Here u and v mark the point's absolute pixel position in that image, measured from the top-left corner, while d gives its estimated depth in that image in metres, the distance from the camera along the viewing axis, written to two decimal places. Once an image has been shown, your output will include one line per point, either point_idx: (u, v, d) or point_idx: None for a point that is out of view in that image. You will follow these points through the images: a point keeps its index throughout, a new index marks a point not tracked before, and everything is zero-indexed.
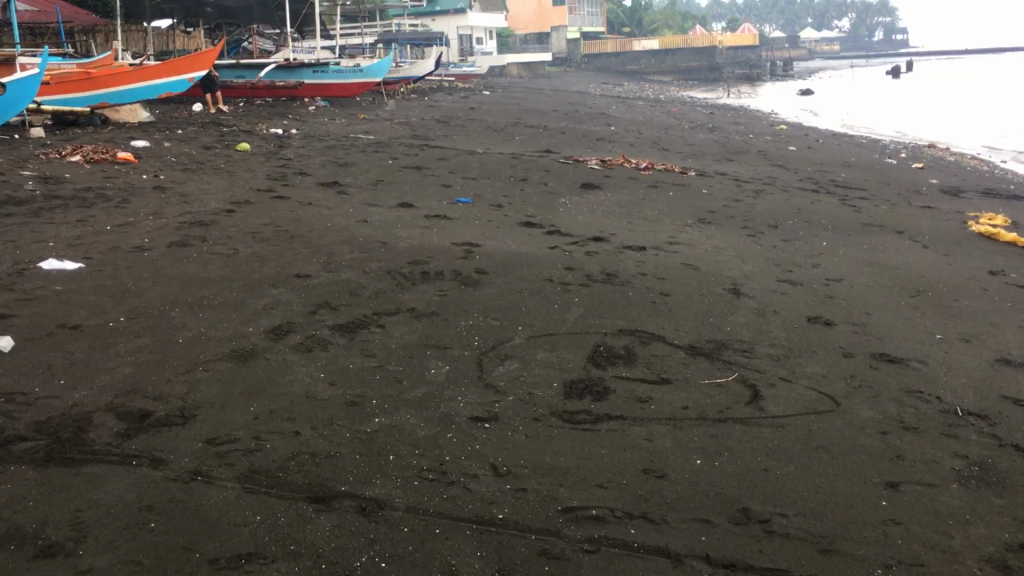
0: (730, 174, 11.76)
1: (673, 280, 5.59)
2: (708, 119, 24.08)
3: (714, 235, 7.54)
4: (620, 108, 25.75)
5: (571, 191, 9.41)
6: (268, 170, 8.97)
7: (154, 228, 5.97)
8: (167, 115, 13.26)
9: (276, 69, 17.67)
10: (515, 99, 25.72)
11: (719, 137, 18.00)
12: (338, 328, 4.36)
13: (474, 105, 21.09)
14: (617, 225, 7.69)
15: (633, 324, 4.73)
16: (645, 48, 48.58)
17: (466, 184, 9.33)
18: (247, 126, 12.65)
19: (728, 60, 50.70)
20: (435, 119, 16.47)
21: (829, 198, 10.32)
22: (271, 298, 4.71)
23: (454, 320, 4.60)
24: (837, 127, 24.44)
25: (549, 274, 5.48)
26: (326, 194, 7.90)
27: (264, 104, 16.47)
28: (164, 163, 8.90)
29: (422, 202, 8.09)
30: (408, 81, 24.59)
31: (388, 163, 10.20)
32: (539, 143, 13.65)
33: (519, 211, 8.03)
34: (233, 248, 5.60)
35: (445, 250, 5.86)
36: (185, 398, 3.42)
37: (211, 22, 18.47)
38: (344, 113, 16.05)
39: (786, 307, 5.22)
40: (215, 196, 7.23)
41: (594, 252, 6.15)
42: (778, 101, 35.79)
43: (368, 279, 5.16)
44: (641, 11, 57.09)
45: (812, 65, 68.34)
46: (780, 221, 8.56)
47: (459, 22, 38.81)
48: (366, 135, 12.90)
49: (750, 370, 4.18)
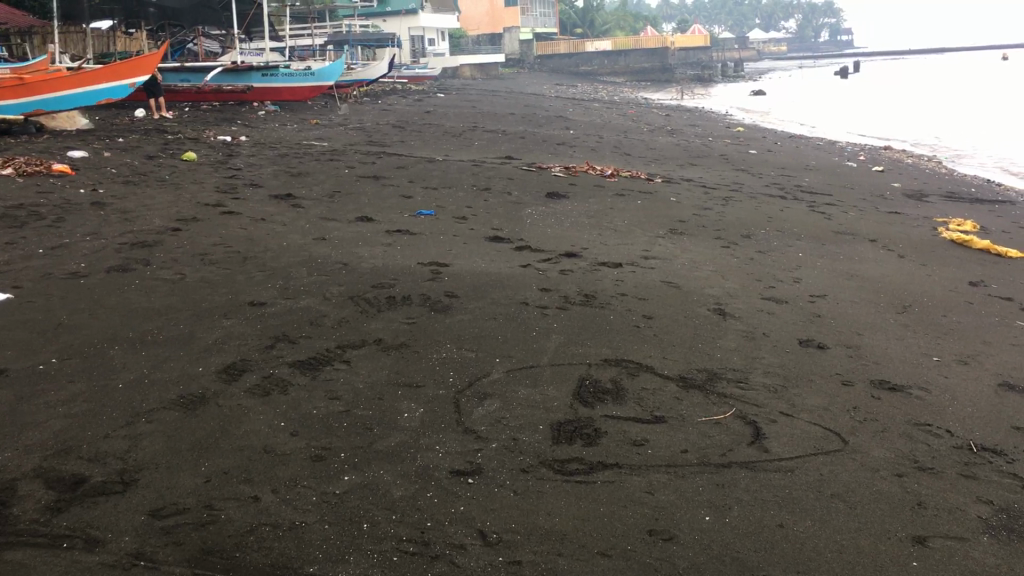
0: (695, 180, 11.51)
1: (654, 301, 5.27)
2: (665, 122, 23.95)
3: (687, 248, 7.27)
4: (576, 111, 25.49)
5: (535, 200, 9.09)
6: (217, 182, 8.51)
7: (93, 251, 5.51)
8: (109, 122, 12.70)
9: (224, 72, 17.12)
10: (471, 102, 25.38)
11: (678, 141, 17.80)
12: (299, 365, 3.97)
13: (429, 109, 20.68)
14: (587, 237, 7.38)
15: (619, 353, 4.40)
16: (598, 49, 48.48)
17: (427, 194, 8.95)
18: (194, 132, 12.15)
19: (681, 61, 50.83)
20: (390, 124, 16.03)
21: (797, 205, 10.12)
22: (224, 332, 4.30)
23: (425, 352, 4.23)
24: (792, 129, 24.40)
25: (523, 297, 5.13)
26: (280, 208, 7.47)
27: (212, 109, 15.91)
28: (104, 175, 8.40)
29: (382, 215, 7.70)
30: (360, 84, 24.09)
31: (345, 173, 9.78)
32: (499, 149, 13.31)
33: (484, 223, 7.68)
34: (180, 273, 5.18)
35: (411, 271, 5.48)
36: (125, 459, 3.00)
37: (155, 23, 17.85)
38: (295, 119, 15.55)
39: (776, 329, 4.94)
40: (159, 212, 6.77)
41: (568, 270, 5.82)
42: (730, 102, 35.87)
43: (329, 306, 4.77)
44: (593, 12, 57.07)
45: (762, 66, 68.91)
46: (752, 231, 8.31)
47: (411, 23, 38.34)
48: (320, 141, 12.47)
49: (747, 405, 3.87)
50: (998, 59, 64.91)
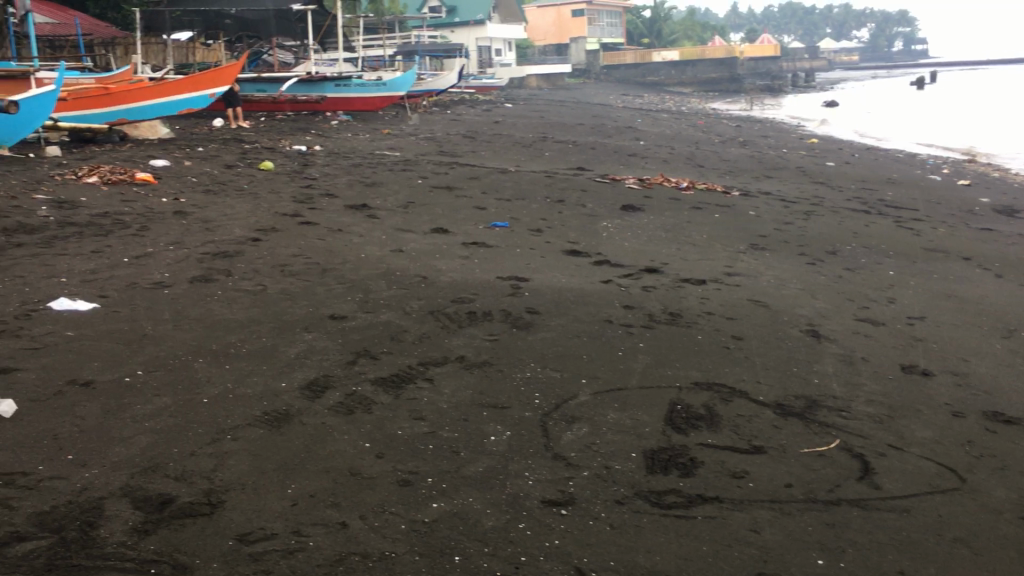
0: (774, 193, 11.22)
1: (743, 320, 5.08)
2: (737, 132, 23.57)
3: (771, 264, 7.05)
4: (645, 121, 25.24)
5: (612, 213, 8.94)
6: (293, 192, 8.53)
7: (175, 260, 5.51)
8: (187, 131, 12.90)
9: (299, 83, 17.31)
10: (540, 112, 25.31)
11: (752, 152, 17.45)
12: (382, 382, 3.88)
13: (498, 119, 20.66)
14: (666, 252, 7.19)
15: (710, 377, 4.22)
16: (666, 59, 48.08)
17: (501, 206, 8.86)
18: (269, 142, 12.26)
19: (750, 71, 50.13)
20: (461, 134, 16.01)
21: (882, 220, 9.79)
22: (305, 346, 4.24)
23: (510, 371, 4.10)
24: (869, 140, 23.79)
25: (606, 315, 4.98)
26: (356, 218, 7.44)
27: (286, 118, 16.09)
28: (185, 183, 8.49)
29: (457, 226, 7.62)
30: (430, 94, 24.19)
31: (418, 183, 9.75)
32: (571, 160, 13.18)
33: (561, 236, 7.56)
34: (260, 284, 5.14)
35: (491, 285, 5.38)
36: (211, 479, 2.93)
37: (232, 34, 18.15)
38: (367, 128, 15.63)
39: (874, 354, 4.71)
40: (239, 222, 6.79)
41: (651, 286, 5.65)
42: (803, 112, 35.23)
43: (410, 321, 4.68)
44: (661, 22, 56.61)
45: (833, 76, 67.64)
46: (837, 248, 8.03)
47: (479, 33, 38.53)
48: (393, 151, 12.49)
49: (850, 437, 3.67)
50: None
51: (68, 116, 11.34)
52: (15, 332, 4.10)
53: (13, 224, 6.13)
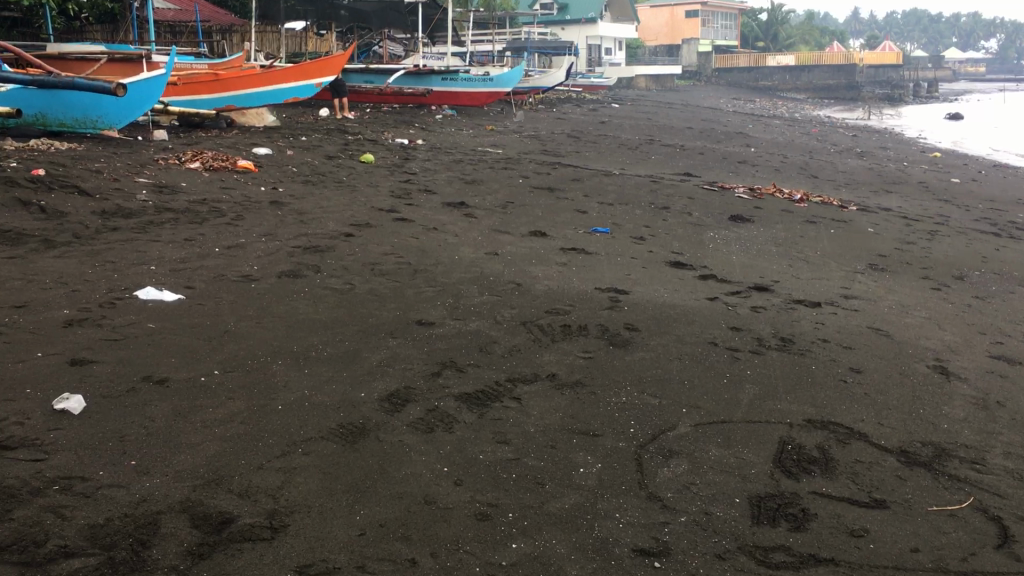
0: (894, 209, 10.57)
1: (862, 351, 4.65)
2: (854, 143, 22.59)
3: (891, 288, 6.55)
4: (756, 127, 24.44)
5: (719, 223, 8.52)
6: (392, 186, 8.39)
7: (266, 253, 5.40)
8: (293, 120, 12.96)
9: (406, 76, 17.29)
10: (648, 113, 24.79)
11: (869, 164, 16.63)
12: (466, 399, 3.63)
13: (605, 119, 20.27)
14: (776, 268, 6.76)
15: (825, 414, 3.83)
16: (780, 63, 46.69)
17: (603, 210, 8.53)
18: (373, 134, 12.21)
19: (869, 79, 48.28)
20: (566, 133, 15.70)
21: (1014, 245, 9.08)
22: (390, 354, 4.03)
23: (604, 394, 3.80)
24: (997, 157, 22.46)
25: (712, 336, 4.62)
26: (452, 217, 7.24)
27: (391, 110, 16.09)
28: (285, 173, 8.44)
29: (556, 230, 7.34)
30: (537, 92, 23.95)
31: (519, 182, 9.50)
32: (677, 165, 12.74)
33: (664, 245, 7.20)
34: (349, 283, 4.97)
35: (589, 297, 5.08)
36: (276, 498, 2.72)
37: (344, 25, 18.27)
38: (472, 123, 15.47)
39: (1012, 398, 4.22)
40: (334, 215, 6.66)
41: (760, 306, 5.26)
42: (924, 124, 33.63)
43: (501, 331, 4.42)
44: (778, 25, 54.99)
45: (958, 88, 64.67)
46: (965, 273, 7.44)
47: (590, 31, 38.07)
48: (495, 148, 12.28)
49: (987, 495, 3.23)
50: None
51: (178, 100, 11.50)
52: (96, 321, 4.01)
53: (112, 207, 6.13)
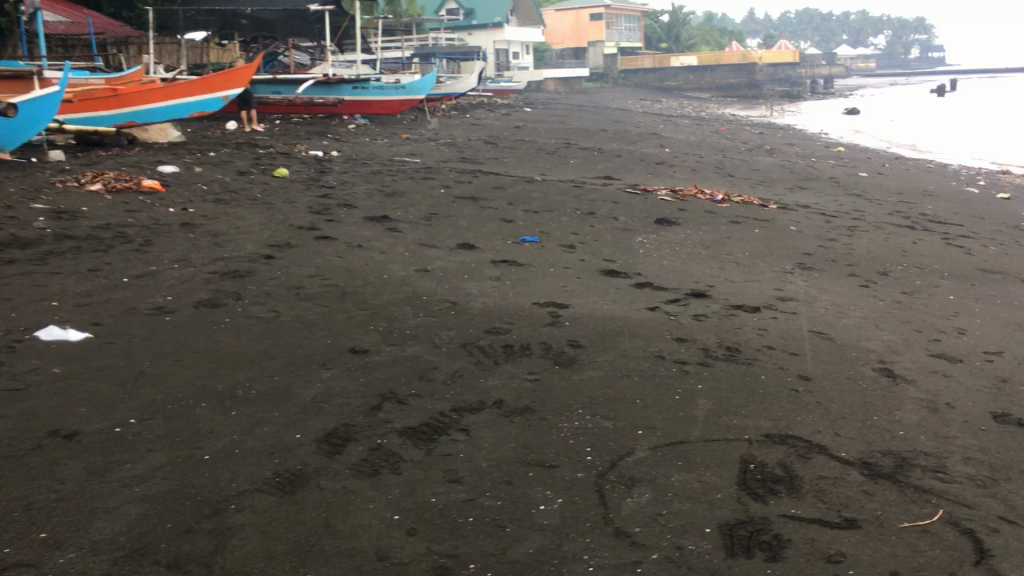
0: (812, 206, 10.67)
1: (808, 356, 4.56)
2: (762, 140, 22.99)
3: (823, 287, 6.53)
4: (667, 127, 24.66)
5: (645, 227, 8.44)
6: (309, 201, 8.06)
7: (181, 281, 5.06)
8: (200, 134, 12.47)
9: (315, 85, 16.86)
10: (560, 116, 24.77)
11: (781, 161, 16.88)
12: (410, 434, 3.40)
13: (519, 124, 20.16)
14: (709, 272, 6.68)
15: (783, 427, 3.70)
16: (684, 64, 47.44)
17: (529, 218, 8.35)
18: (284, 146, 11.80)
19: (770, 77, 49.41)
20: (482, 139, 15.51)
21: (931, 237, 9.24)
22: (324, 388, 3.77)
23: (555, 420, 3.61)
24: (898, 149, 23.15)
25: (657, 349, 4.47)
26: (376, 233, 6.96)
27: (301, 121, 15.64)
28: (194, 191, 8.03)
29: (483, 241, 7.12)
30: (449, 98, 23.70)
31: (440, 192, 9.25)
32: (596, 169, 12.66)
33: (595, 253, 7.06)
34: (273, 310, 4.68)
35: (528, 313, 4.88)
36: (211, 568, 2.46)
37: (248, 34, 17.74)
38: (386, 132, 15.15)
39: (960, 397, 4.16)
40: (250, 236, 6.33)
41: (701, 314, 5.14)
42: (825, 119, 34.55)
43: (440, 355, 4.19)
44: (680, 27, 55.87)
45: (853, 83, 66.81)
46: (889, 268, 7.49)
47: (497, 36, 37.98)
48: (412, 157, 12.01)
49: (955, 506, 3.13)
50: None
51: (75, 118, 10.94)
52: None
53: (7, 237, 5.69)
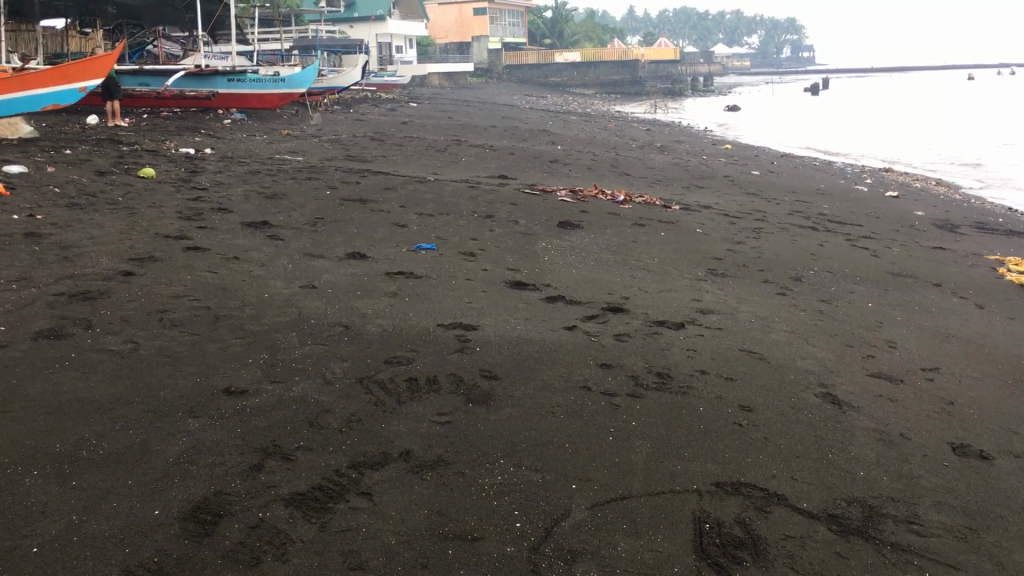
0: (712, 206, 10.43)
1: (745, 381, 4.13)
2: (651, 137, 22.94)
3: (739, 296, 6.18)
4: (556, 124, 24.41)
5: (548, 230, 7.96)
6: (179, 205, 7.25)
7: (18, 305, 4.26)
8: (55, 129, 11.34)
9: (186, 77, 15.74)
10: (448, 112, 24.14)
11: (673, 159, 16.72)
12: (300, 503, 2.77)
13: (407, 120, 19.46)
14: (622, 282, 6.24)
15: (733, 472, 3.23)
16: (568, 60, 47.38)
17: (423, 222, 7.75)
18: (151, 143, 10.82)
19: (652, 74, 49.92)
20: (368, 136, 14.77)
21: (834, 239, 9.08)
22: (191, 443, 3.09)
23: (474, 476, 3.04)
24: (782, 147, 23.47)
25: (581, 378, 3.96)
26: (256, 241, 6.25)
27: (171, 116, 14.54)
28: (44, 195, 7.10)
29: (375, 249, 6.49)
30: (332, 92, 22.75)
31: (326, 194, 8.54)
32: (489, 167, 12.12)
33: (499, 262, 6.52)
34: (131, 341, 3.94)
35: (432, 337, 4.30)
36: None
37: (111, 21, 16.46)
38: (265, 128, 14.22)
39: (912, 427, 3.81)
40: (108, 248, 5.52)
41: (623, 333, 4.66)
42: (707, 116, 35.03)
43: (333, 394, 3.57)
44: (563, 23, 55.96)
45: (729, 81, 68.51)
46: (801, 273, 7.23)
47: (380, 29, 37.00)
48: (293, 155, 11.22)
49: (940, 569, 2.73)
50: (966, 79, 65.38)
51: None
52: None
53: None
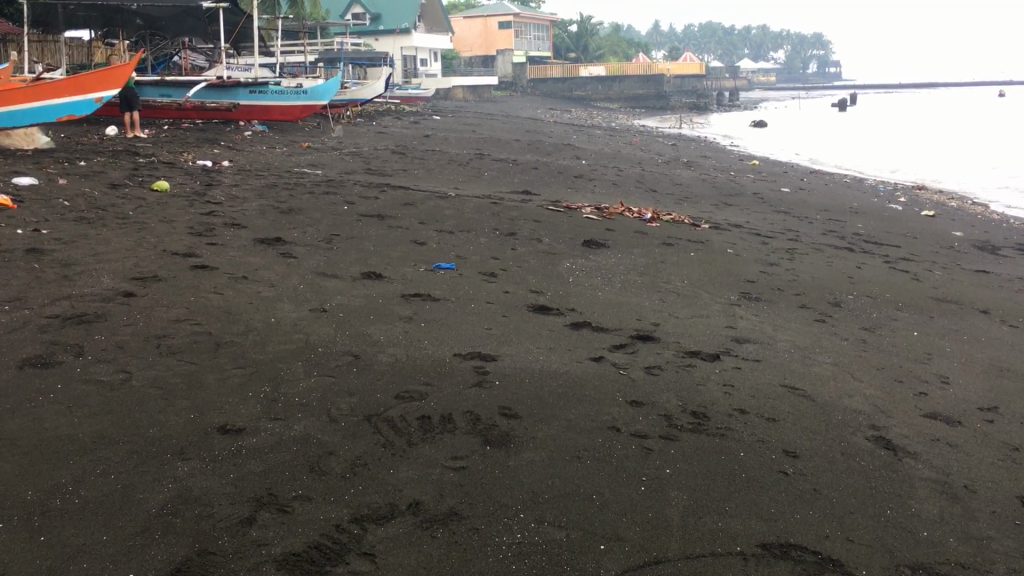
0: (743, 225, 10.07)
1: (789, 423, 3.78)
2: (677, 152, 22.58)
3: (776, 323, 5.82)
4: (580, 138, 24.11)
5: (572, 249, 7.64)
6: (191, 220, 6.99)
7: (7, 328, 3.99)
8: (73, 140, 11.15)
9: (208, 88, 15.56)
10: (471, 125, 23.89)
11: (701, 175, 16.35)
12: (292, 567, 2.45)
13: (429, 132, 19.23)
14: (651, 306, 5.91)
15: (781, 531, 2.89)
16: (592, 74, 47.08)
17: (443, 240, 7.45)
18: (169, 155, 10.60)
19: (677, 88, 49.51)
20: (390, 149, 14.54)
21: (872, 261, 8.70)
22: (177, 491, 2.78)
23: (491, 533, 2.72)
24: (811, 163, 23.03)
25: (610, 418, 3.63)
26: (267, 260, 5.97)
27: (192, 127, 14.36)
28: (52, 209, 6.86)
29: (392, 269, 6.19)
30: (354, 104, 22.55)
31: (343, 209, 8.26)
32: (512, 182, 11.82)
33: (521, 283, 6.20)
34: (124, 370, 3.65)
35: (447, 369, 3.98)
36: None
37: (134, 32, 16.34)
38: (285, 141, 14.02)
39: (976, 479, 3.46)
40: (111, 265, 5.25)
41: (654, 366, 4.32)
42: (733, 132, 34.61)
43: (338, 434, 3.25)
44: (588, 37, 55.58)
45: (755, 96, 67.99)
46: (840, 298, 6.87)
47: (404, 42, 36.78)
48: (312, 168, 10.98)
49: None
50: (997, 96, 64.46)
51: None
52: None
53: None
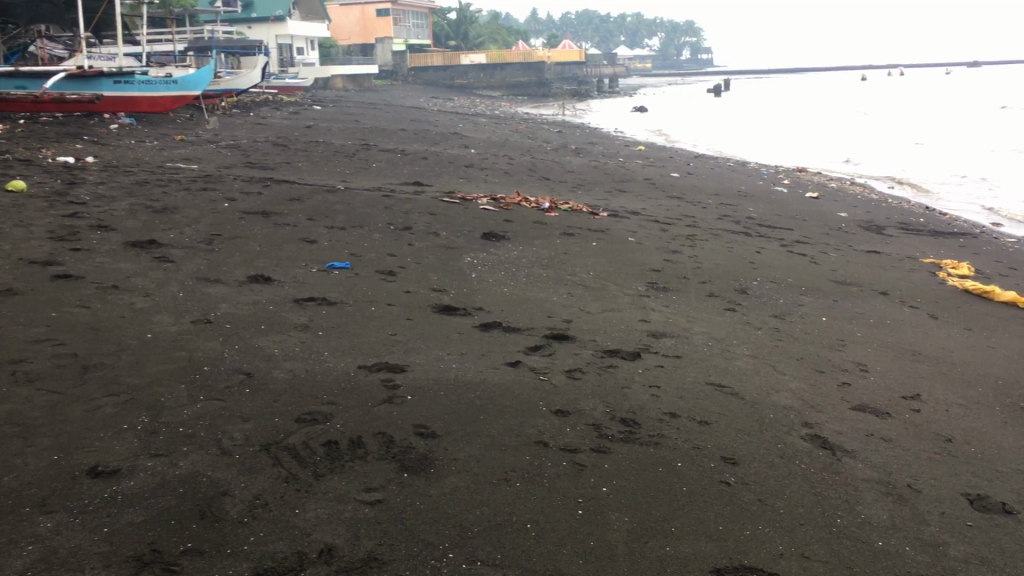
0: (639, 211, 9.93)
1: (723, 426, 3.55)
2: (564, 139, 22.47)
3: (688, 314, 5.64)
4: (466, 126, 23.74)
5: (471, 242, 7.32)
6: (51, 223, 6.34)
7: None
8: None
9: (67, 79, 14.50)
10: (353, 115, 23.20)
11: (591, 162, 16.25)
12: None
13: (311, 123, 18.51)
14: (560, 301, 5.64)
15: (733, 552, 2.65)
16: (473, 62, 46.71)
17: (334, 236, 7.01)
18: (26, 152, 9.74)
19: (558, 75, 49.64)
20: (269, 141, 13.87)
21: (769, 245, 8.67)
22: (37, 555, 2.32)
23: None
24: (694, 148, 23.28)
25: (535, 432, 3.31)
26: (141, 265, 5.42)
27: (51, 121, 13.35)
28: None
29: (282, 271, 5.73)
30: (230, 94, 21.57)
31: (224, 206, 7.70)
32: (402, 173, 11.38)
33: (422, 281, 5.84)
34: None
35: (352, 384, 3.59)
36: None
37: None
38: (155, 133, 13.19)
39: (918, 477, 3.30)
40: None
41: (575, 369, 4.04)
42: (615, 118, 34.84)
43: (231, 471, 2.83)
44: (468, 25, 55.07)
45: (633, 83, 68.91)
46: (745, 284, 6.76)
47: (280, 31, 35.55)
48: (186, 163, 10.30)
49: None
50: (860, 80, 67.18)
51: None
52: None
53: None
